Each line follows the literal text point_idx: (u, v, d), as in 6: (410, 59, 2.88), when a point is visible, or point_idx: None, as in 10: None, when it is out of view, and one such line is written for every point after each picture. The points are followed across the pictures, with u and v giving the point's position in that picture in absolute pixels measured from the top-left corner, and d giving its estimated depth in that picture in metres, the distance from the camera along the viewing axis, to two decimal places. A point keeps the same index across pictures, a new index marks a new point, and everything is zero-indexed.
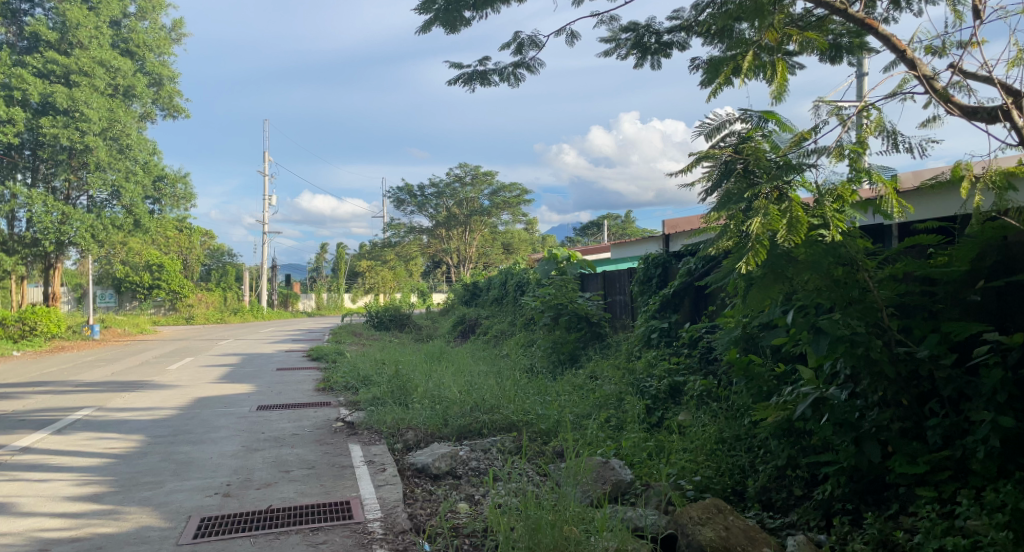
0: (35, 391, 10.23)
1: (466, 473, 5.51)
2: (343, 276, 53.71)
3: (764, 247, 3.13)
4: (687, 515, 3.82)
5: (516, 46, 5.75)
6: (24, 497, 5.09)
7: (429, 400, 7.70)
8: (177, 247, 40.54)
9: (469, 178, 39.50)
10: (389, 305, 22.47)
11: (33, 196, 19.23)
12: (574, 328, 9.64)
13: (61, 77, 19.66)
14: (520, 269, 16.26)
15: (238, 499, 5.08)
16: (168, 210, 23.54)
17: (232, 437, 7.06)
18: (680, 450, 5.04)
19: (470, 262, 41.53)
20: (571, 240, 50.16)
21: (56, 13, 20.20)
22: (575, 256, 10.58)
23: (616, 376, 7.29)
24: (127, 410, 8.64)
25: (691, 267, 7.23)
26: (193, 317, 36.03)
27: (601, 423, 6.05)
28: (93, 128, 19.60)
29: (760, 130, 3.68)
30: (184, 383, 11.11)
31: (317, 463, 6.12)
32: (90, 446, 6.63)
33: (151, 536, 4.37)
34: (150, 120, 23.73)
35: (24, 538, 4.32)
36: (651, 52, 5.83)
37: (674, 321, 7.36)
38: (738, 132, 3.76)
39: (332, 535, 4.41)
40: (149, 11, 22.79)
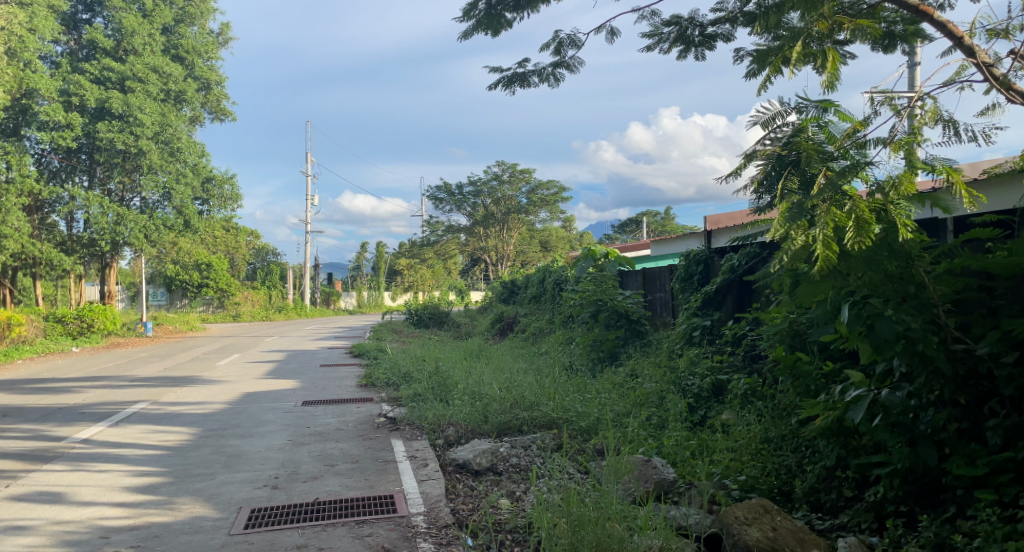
0: (93, 385, 10.64)
1: (507, 469, 5.52)
2: (383, 275, 54.37)
3: (834, 250, 3.02)
4: (733, 514, 3.78)
5: (555, 46, 5.74)
6: (86, 487, 5.30)
7: (469, 396, 7.76)
8: (224, 247, 41.67)
9: (507, 176, 39.55)
10: (428, 303, 22.65)
11: (91, 198, 20.03)
12: (614, 325, 9.58)
13: (117, 83, 20.32)
14: (558, 267, 16.23)
15: (286, 491, 5.20)
16: (216, 211, 24.16)
17: (279, 431, 7.23)
18: (723, 450, 4.97)
19: (508, 260, 41.58)
20: (609, 237, 49.94)
21: (112, 22, 21.00)
22: (614, 253, 10.47)
23: (657, 374, 7.22)
24: (179, 404, 8.92)
25: (734, 263, 7.11)
26: (240, 314, 36.96)
27: (642, 421, 6.00)
28: (146, 132, 20.29)
29: (817, 119, 3.58)
30: (232, 378, 11.43)
31: (361, 457, 6.23)
32: (146, 438, 6.88)
33: (205, 526, 4.50)
34: (199, 123, 24.37)
35: (85, 526, 4.50)
36: (695, 44, 5.75)
37: (716, 319, 7.25)
38: (791, 123, 3.60)
39: (377, 528, 4.48)
40: (196, 18, 23.42)
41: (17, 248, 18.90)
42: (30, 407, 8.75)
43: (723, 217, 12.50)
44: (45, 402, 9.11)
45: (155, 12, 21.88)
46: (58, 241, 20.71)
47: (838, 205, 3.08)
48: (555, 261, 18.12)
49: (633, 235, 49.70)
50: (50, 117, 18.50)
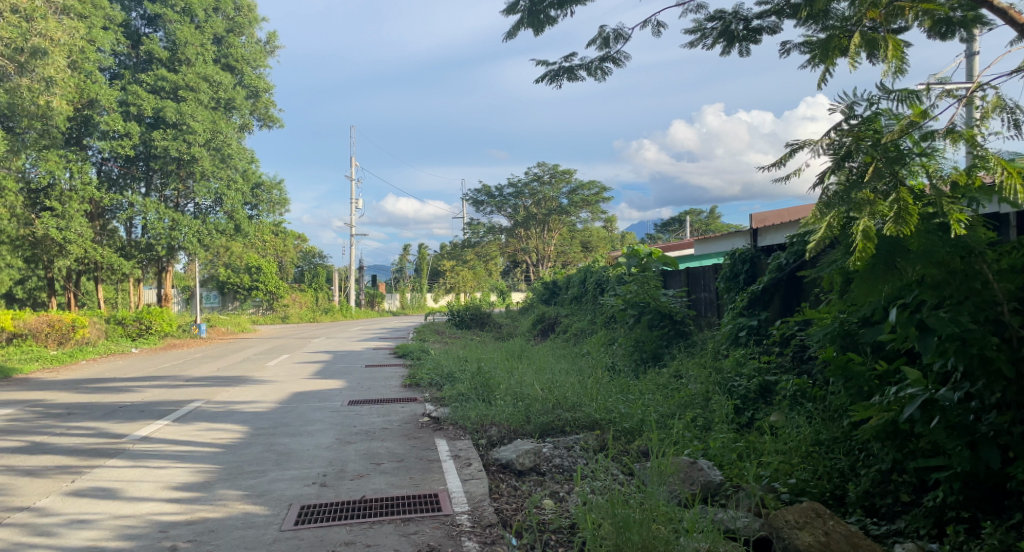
0: (150, 385, 10.99)
1: (551, 470, 5.51)
2: (426, 276, 54.96)
3: (872, 241, 2.94)
4: (782, 519, 3.72)
5: (601, 41, 5.71)
6: (146, 482, 5.50)
7: (511, 397, 7.77)
8: (273, 250, 42.76)
9: (548, 177, 39.55)
10: (470, 304, 22.80)
11: (148, 205, 20.67)
12: (656, 326, 9.47)
13: (171, 92, 20.99)
14: (600, 267, 16.15)
15: (333, 489, 5.29)
16: (265, 215, 24.74)
17: (327, 430, 7.36)
18: (772, 452, 4.87)
19: (549, 260, 41.51)
20: (651, 237, 49.50)
21: (168, 34, 21.73)
22: (657, 252, 10.34)
23: (702, 375, 7.12)
24: (232, 403, 9.15)
25: (782, 261, 6.96)
26: (288, 315, 37.51)
27: (687, 423, 5.93)
28: (199, 139, 20.88)
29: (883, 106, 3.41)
30: (281, 379, 11.68)
31: (405, 456, 6.30)
32: (200, 436, 7.09)
33: (257, 521, 4.63)
34: (249, 130, 24.97)
35: (143, 520, 4.65)
36: (739, 39, 5.66)
37: (763, 319, 7.08)
38: (859, 114, 3.41)
39: (422, 526, 4.53)
40: (246, 27, 24.00)
41: (80, 253, 19.81)
42: (93, 404, 9.13)
43: (771, 215, 12.28)
44: (107, 400, 9.50)
45: (207, 23, 22.54)
46: (118, 246, 21.57)
47: (887, 196, 2.97)
48: (596, 261, 18.03)
49: (677, 234, 49.16)
50: (110, 127, 19.25)
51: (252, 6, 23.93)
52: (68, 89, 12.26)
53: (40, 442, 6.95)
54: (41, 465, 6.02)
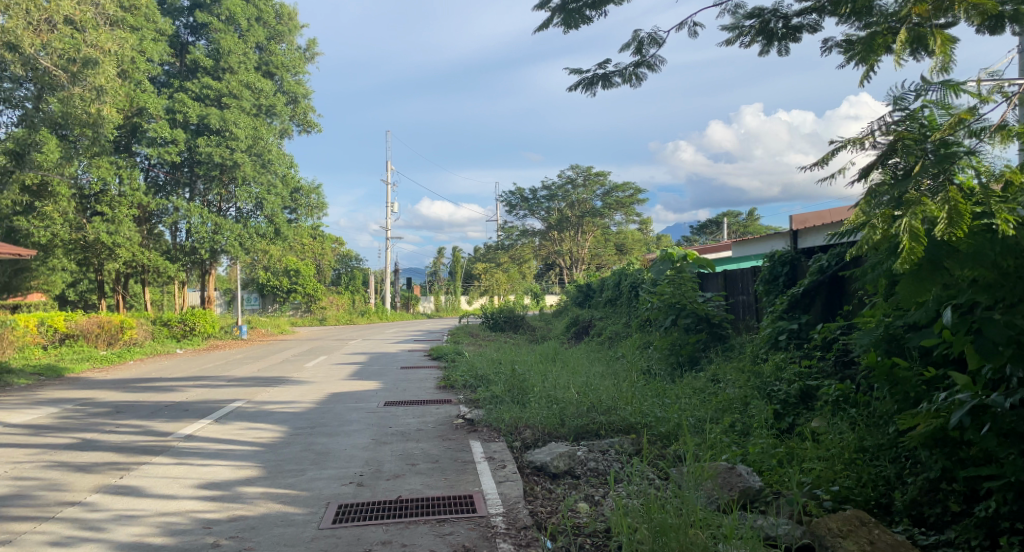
0: (194, 385, 11.26)
1: (585, 473, 5.46)
2: (460, 279, 55.27)
3: (919, 243, 2.84)
4: (825, 526, 3.65)
5: (635, 45, 5.67)
6: (189, 479, 5.63)
7: (545, 399, 7.74)
8: (312, 253, 43.51)
9: (581, 179, 39.37)
10: (503, 307, 22.85)
11: (192, 209, 21.19)
12: (693, 329, 9.37)
13: (215, 100, 21.52)
14: (634, 270, 16.01)
15: (370, 488, 5.35)
16: (304, 219, 25.21)
17: (364, 431, 7.45)
18: (814, 458, 4.76)
19: (583, 263, 41.35)
20: (687, 240, 48.96)
21: (212, 43, 22.28)
22: (693, 255, 10.20)
23: (741, 379, 7.00)
24: (272, 403, 9.31)
25: (823, 264, 6.81)
26: (325, 317, 38.13)
27: (725, 427, 5.84)
28: (241, 145, 21.33)
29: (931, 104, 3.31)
30: (319, 379, 11.85)
31: (441, 457, 6.33)
32: (242, 435, 7.24)
33: (296, 519, 4.69)
34: (288, 136, 25.38)
35: (186, 517, 4.75)
36: (778, 37, 5.57)
37: (805, 322, 6.91)
38: (903, 109, 3.36)
39: (457, 527, 4.53)
40: (285, 34, 24.46)
41: (128, 256, 20.45)
42: (140, 403, 9.39)
43: (812, 216, 12.06)
44: (153, 400, 9.76)
45: (251, 32, 23.05)
46: (163, 250, 22.20)
47: (934, 195, 2.86)
48: (630, 264, 17.87)
49: (713, 236, 48.43)
50: (157, 134, 19.81)
51: (292, 14, 24.42)
52: (119, 99, 12.67)
53: (90, 439, 7.17)
54: (90, 462, 6.21)
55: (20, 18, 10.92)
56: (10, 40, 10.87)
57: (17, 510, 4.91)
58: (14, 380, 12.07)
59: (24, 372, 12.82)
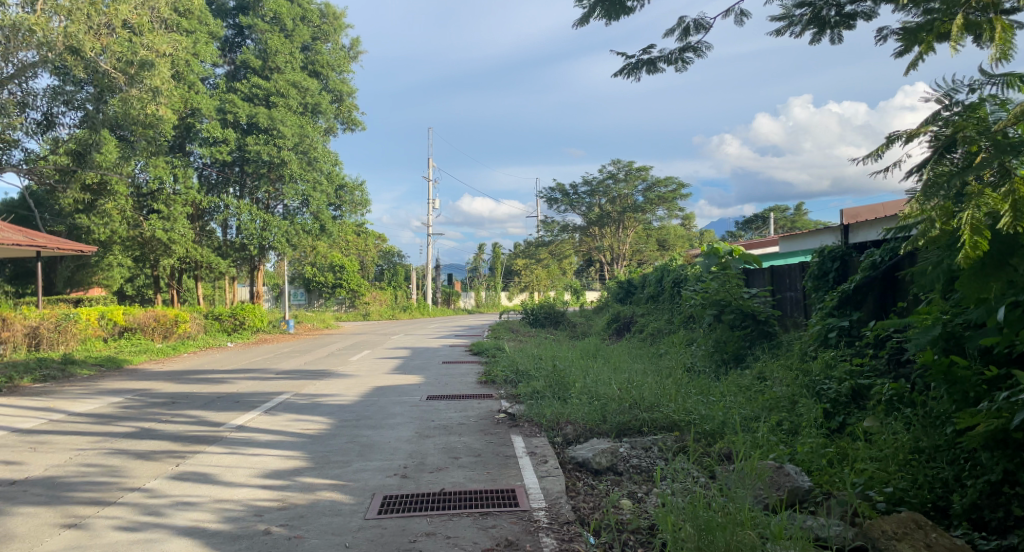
0: (243, 377, 11.58)
1: (628, 470, 5.42)
2: (500, 275, 55.48)
3: (984, 240, 2.73)
4: (879, 528, 3.57)
5: (681, 31, 5.62)
6: (241, 468, 5.80)
7: (587, 395, 7.71)
8: (355, 250, 44.26)
9: (622, 174, 39.03)
10: (544, 303, 22.83)
11: (242, 206, 21.73)
12: (738, 326, 9.18)
13: (263, 99, 22.05)
14: (678, 265, 15.78)
15: (414, 481, 5.42)
16: (348, 215, 25.61)
17: (407, 424, 7.54)
18: (867, 459, 4.63)
19: (624, 259, 40.90)
20: (732, 235, 48.06)
21: (259, 43, 22.75)
22: (739, 251, 10.00)
23: (788, 378, 6.87)
24: (319, 396, 9.52)
25: (876, 259, 6.59)
26: (369, 312, 38.74)
27: (771, 426, 5.74)
28: (288, 143, 21.75)
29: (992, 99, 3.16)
30: (363, 373, 12.05)
31: (483, 451, 6.37)
32: (290, 426, 7.43)
33: (343, 509, 4.78)
34: (332, 134, 25.75)
35: (239, 505, 4.89)
36: (831, 25, 5.43)
37: (856, 319, 6.72)
38: (960, 101, 3.24)
39: (500, 520, 4.57)
40: (331, 34, 24.80)
41: (182, 252, 21.18)
42: (193, 394, 9.70)
43: (863, 210, 11.70)
44: (205, 391, 10.07)
45: (296, 31, 23.45)
46: (215, 246, 22.86)
47: (997, 190, 2.73)
48: (674, 260, 17.63)
49: (760, 232, 47.38)
50: (209, 134, 20.42)
51: (338, 14, 24.75)
52: (173, 100, 13.06)
53: (148, 428, 7.44)
54: (148, 449, 6.44)
55: (81, 22, 11.27)
56: (72, 44, 11.21)
57: (81, 495, 5.13)
58: (77, 370, 12.62)
59: (86, 363, 13.38)
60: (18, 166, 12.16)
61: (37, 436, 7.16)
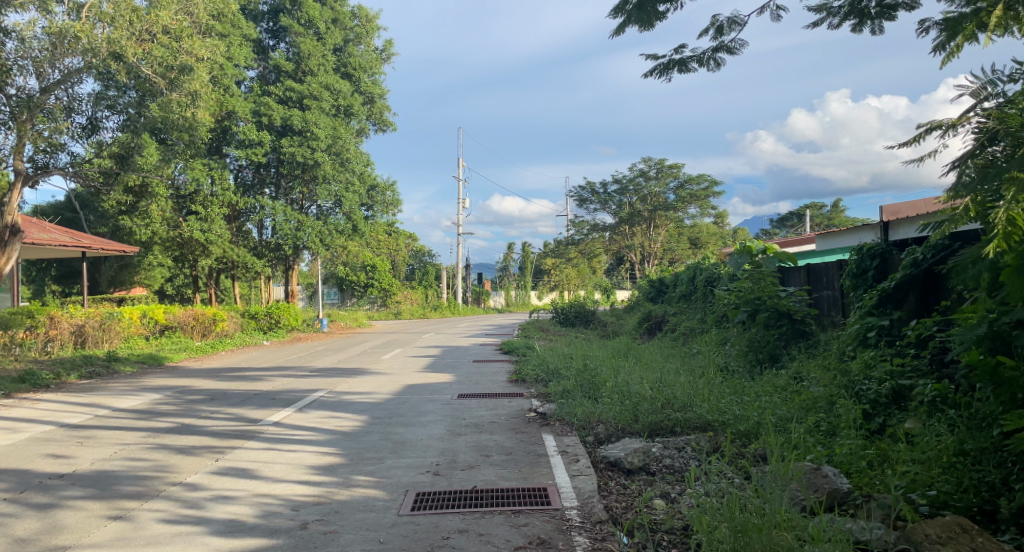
0: (278, 375, 11.77)
1: (661, 470, 5.38)
2: (529, 274, 55.45)
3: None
4: (922, 532, 3.50)
5: (714, 30, 5.63)
6: (278, 464, 5.90)
7: (618, 395, 7.65)
8: (387, 249, 44.63)
9: (654, 172, 38.74)
10: (574, 302, 22.74)
11: (277, 208, 22.06)
12: (773, 325, 9.03)
13: (297, 101, 22.37)
14: (711, 264, 15.59)
15: (447, 478, 5.45)
16: (380, 215, 25.85)
17: (439, 422, 7.59)
18: (908, 462, 4.53)
19: (655, 258, 40.53)
20: (767, 234, 47.28)
21: (293, 47, 23.11)
22: (774, 249, 9.84)
23: (826, 378, 6.73)
24: (352, 394, 9.64)
25: (917, 256, 6.41)
26: (400, 311, 39.09)
27: (809, 428, 5.62)
28: (321, 145, 22.02)
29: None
30: (395, 372, 12.15)
31: (514, 449, 6.38)
32: (325, 423, 7.53)
33: (377, 505, 4.83)
34: (364, 135, 26.00)
35: (277, 499, 4.98)
36: (871, 17, 5.32)
37: (896, 319, 6.54)
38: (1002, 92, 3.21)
39: (532, 519, 4.57)
40: (363, 36, 25.03)
41: (219, 252, 21.66)
42: (232, 391, 9.91)
43: (903, 207, 11.43)
44: (243, 388, 10.27)
45: (329, 34, 23.73)
46: (251, 247, 23.29)
47: None
48: (706, 258, 17.41)
49: (795, 230, 46.53)
50: (245, 136, 20.84)
51: (370, 15, 24.96)
52: (210, 103, 13.35)
53: (188, 424, 7.61)
54: (188, 445, 6.58)
55: (123, 28, 11.61)
56: (116, 50, 11.50)
57: (126, 488, 5.26)
58: (120, 367, 12.98)
59: (129, 359, 13.75)
60: (65, 169, 12.45)
61: (84, 430, 7.39)
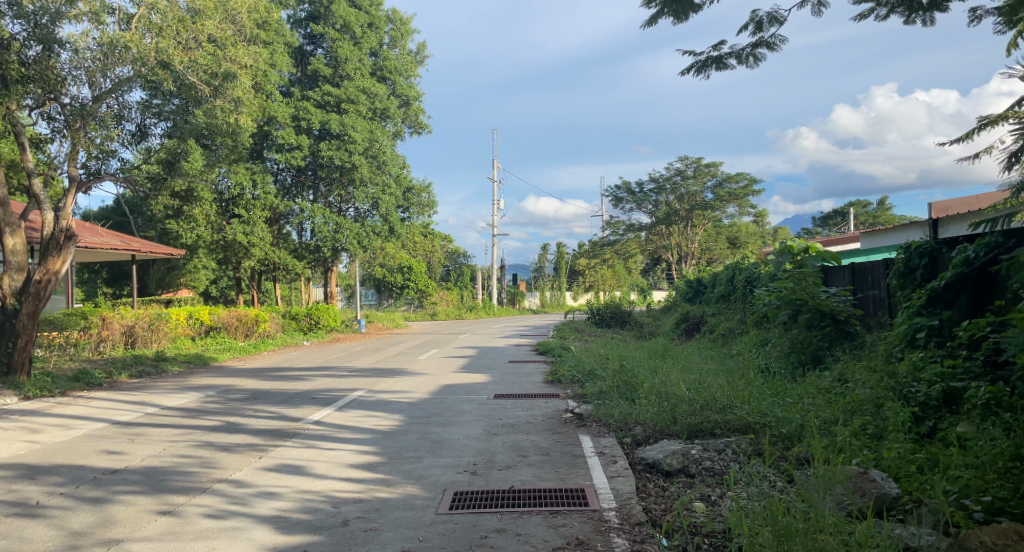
0: (318, 375, 11.97)
1: (701, 472, 5.31)
2: (564, 275, 55.32)
3: None
4: (976, 539, 3.39)
5: (754, 26, 5.63)
6: (320, 462, 6.00)
7: (656, 396, 7.60)
8: (423, 251, 44.98)
9: (691, 171, 38.25)
10: (610, 303, 22.61)
11: (316, 210, 22.45)
12: (816, 326, 8.83)
13: (335, 106, 22.69)
14: (750, 264, 15.34)
15: (484, 478, 5.47)
16: (415, 217, 26.09)
17: (475, 422, 7.63)
18: (961, 466, 4.38)
19: (692, 258, 40.13)
20: (809, 233, 46.33)
21: (331, 52, 23.47)
22: (816, 248, 9.64)
23: (872, 380, 6.55)
24: (389, 393, 9.75)
25: (969, 255, 6.19)
26: (436, 312, 39.37)
27: (854, 431, 5.49)
28: (358, 148, 22.30)
29: None
30: (431, 372, 12.24)
31: (551, 450, 6.37)
32: (364, 422, 7.63)
33: (416, 504, 4.88)
34: (400, 137, 26.25)
35: (320, 496, 5.06)
36: (923, 9, 5.21)
37: (946, 318, 6.33)
38: None
39: (570, 519, 4.55)
40: (398, 39, 25.27)
41: (261, 255, 22.08)
42: (274, 390, 10.12)
43: (955, 204, 11.04)
44: (285, 388, 10.48)
45: (364, 39, 24.01)
46: (291, 248, 23.75)
47: None
48: (746, 258, 17.12)
49: (839, 228, 45.52)
50: (284, 140, 21.27)
51: (404, 19, 25.20)
52: (254, 108, 13.71)
53: (233, 422, 7.79)
54: (233, 443, 6.74)
55: (170, 38, 11.97)
56: (163, 59, 11.83)
57: (175, 484, 5.41)
58: (169, 366, 13.37)
59: (177, 359, 14.13)
60: (115, 175, 12.77)
61: (134, 427, 7.63)
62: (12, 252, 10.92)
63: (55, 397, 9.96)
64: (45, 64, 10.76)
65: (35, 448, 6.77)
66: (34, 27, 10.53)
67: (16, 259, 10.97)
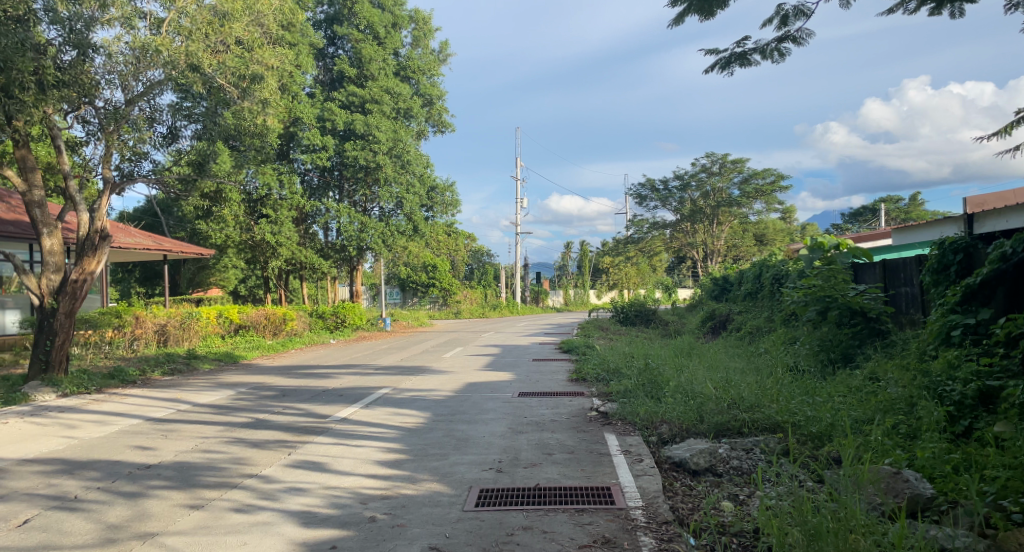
0: (344, 373, 12.10)
1: (728, 472, 5.26)
2: (588, 273, 55.09)
3: None
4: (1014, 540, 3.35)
5: (780, 20, 5.55)
6: (346, 458, 6.07)
7: (681, 394, 7.55)
8: (446, 249, 45.17)
9: (717, 167, 37.78)
10: (634, 301, 22.48)
11: (341, 210, 22.66)
12: (846, 323, 8.69)
13: (359, 106, 22.88)
14: (777, 261, 15.13)
15: (509, 475, 5.49)
16: (439, 216, 26.19)
17: (500, 420, 7.64)
18: (998, 466, 4.28)
19: (718, 255, 39.74)
20: (839, 229, 45.56)
21: (354, 52, 23.65)
22: (846, 244, 9.51)
23: (905, 378, 6.42)
24: (415, 391, 9.81)
25: (1006, 250, 6.02)
26: (460, 311, 39.48)
27: (887, 430, 5.40)
28: (382, 147, 22.46)
29: None
30: (456, 370, 12.29)
31: (576, 448, 6.37)
32: (390, 419, 7.70)
33: (442, 500, 4.91)
34: (423, 137, 26.37)
35: (347, 492, 5.11)
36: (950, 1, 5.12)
37: (983, 317, 6.19)
38: None
39: (596, 517, 4.55)
40: (421, 39, 25.38)
41: (288, 255, 22.35)
42: (301, 388, 10.24)
43: (990, 199, 10.77)
44: (312, 385, 10.60)
45: (388, 39, 24.15)
46: (317, 248, 23.99)
47: None
48: (773, 254, 16.89)
49: (869, 223, 44.71)
50: (310, 141, 21.50)
51: (426, 18, 25.29)
52: (280, 110, 13.93)
53: (262, 419, 7.91)
54: (262, 439, 6.85)
55: (199, 40, 12.19)
56: (192, 62, 11.95)
57: (207, 479, 5.51)
58: (200, 364, 13.62)
59: (207, 357, 14.37)
60: (147, 176, 13.00)
61: (167, 424, 7.79)
62: (50, 253, 11.18)
63: (92, 394, 10.21)
64: (79, 69, 10.88)
65: (73, 443, 6.95)
66: (70, 32, 10.73)
67: (53, 259, 11.26)
